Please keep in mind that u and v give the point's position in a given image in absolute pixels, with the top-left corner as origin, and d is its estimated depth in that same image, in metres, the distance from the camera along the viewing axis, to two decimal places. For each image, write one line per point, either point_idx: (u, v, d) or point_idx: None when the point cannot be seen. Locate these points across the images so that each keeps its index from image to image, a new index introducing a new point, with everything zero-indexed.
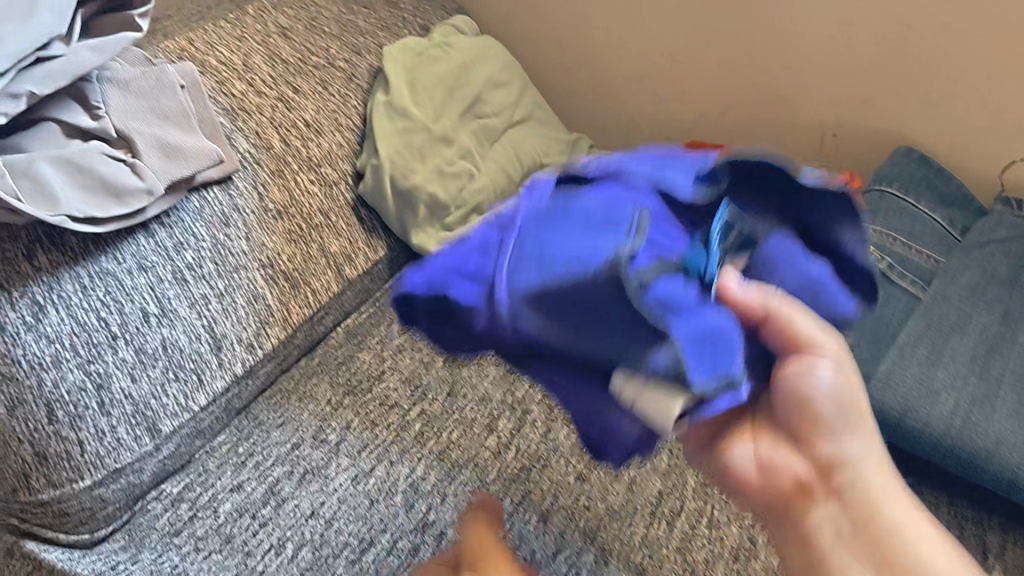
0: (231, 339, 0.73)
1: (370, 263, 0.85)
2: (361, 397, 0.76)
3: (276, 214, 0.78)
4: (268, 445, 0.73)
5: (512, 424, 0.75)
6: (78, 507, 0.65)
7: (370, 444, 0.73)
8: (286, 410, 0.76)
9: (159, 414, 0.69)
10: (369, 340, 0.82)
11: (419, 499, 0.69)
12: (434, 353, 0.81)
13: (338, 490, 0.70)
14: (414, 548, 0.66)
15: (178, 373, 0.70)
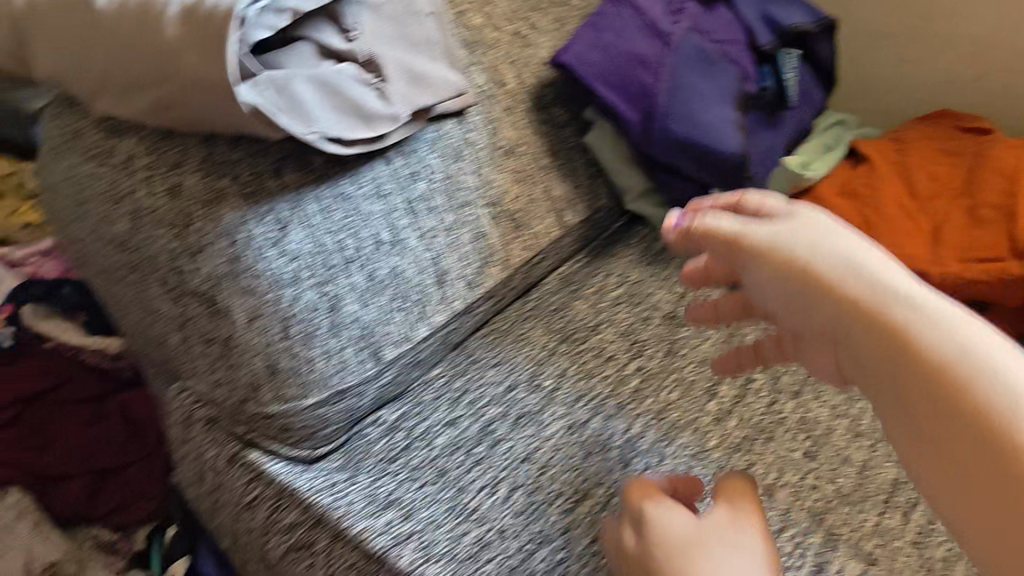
0: (455, 274, 0.72)
1: (592, 209, 0.82)
2: (577, 345, 0.74)
3: (505, 152, 0.76)
4: (483, 385, 0.72)
5: (734, 391, 0.71)
6: (302, 424, 0.66)
7: (586, 395, 0.71)
8: (501, 350, 0.74)
9: (382, 342, 0.69)
10: (585, 289, 0.79)
11: (635, 457, 0.67)
12: (653, 309, 0.77)
13: (552, 438, 0.68)
14: (630, 506, 0.64)
15: (403, 302, 0.70)
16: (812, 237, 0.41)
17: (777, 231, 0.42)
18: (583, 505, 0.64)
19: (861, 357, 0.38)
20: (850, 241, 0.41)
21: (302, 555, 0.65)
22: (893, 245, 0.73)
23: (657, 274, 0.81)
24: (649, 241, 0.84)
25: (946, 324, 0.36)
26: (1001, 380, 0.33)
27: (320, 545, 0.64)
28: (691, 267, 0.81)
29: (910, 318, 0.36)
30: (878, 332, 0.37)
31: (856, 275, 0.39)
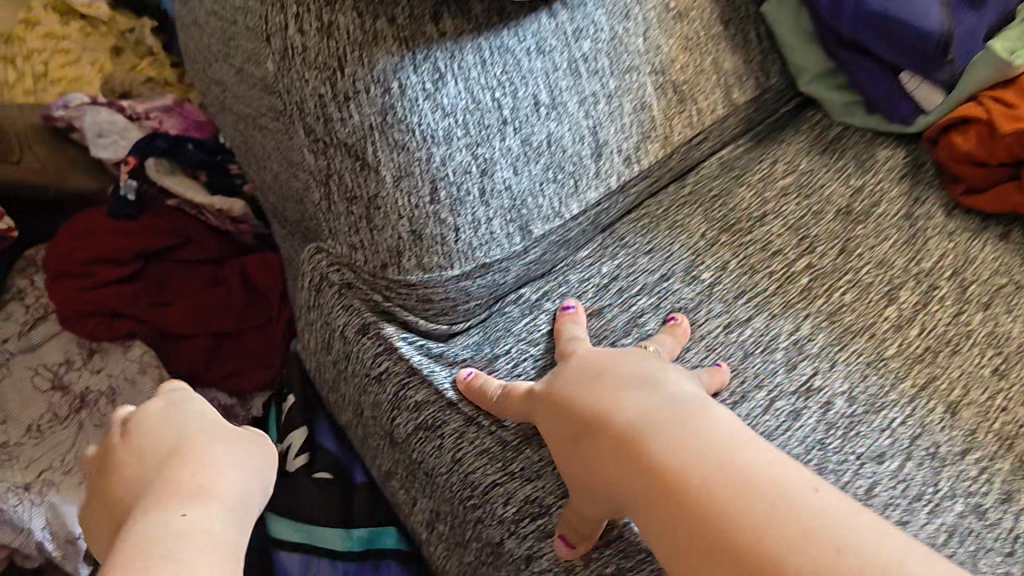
0: (613, 147, 0.66)
1: (761, 89, 0.74)
2: (740, 237, 0.67)
3: (676, 15, 0.68)
4: (635, 272, 0.65)
5: (917, 299, 0.64)
6: (443, 296, 0.62)
7: (750, 290, 0.64)
8: (654, 236, 0.68)
9: (532, 215, 0.63)
10: (749, 176, 0.72)
11: (803, 361, 0.60)
12: (825, 203, 0.70)
13: (706, 338, 0.62)
14: (796, 413, 0.58)
15: (557, 174, 0.63)
16: (658, 408, 0.50)
17: (706, 419, 0.49)
18: (742, 406, 0.58)
19: (684, 529, 0.44)
20: (750, 448, 0.46)
21: (429, 437, 0.63)
22: None
23: (829, 165, 0.73)
24: (821, 128, 0.76)
25: (839, 521, 0.41)
26: (791, 513, 0.42)
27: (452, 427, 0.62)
28: (869, 160, 0.73)
29: (774, 497, 0.42)
30: (725, 533, 0.42)
31: (762, 468, 0.45)
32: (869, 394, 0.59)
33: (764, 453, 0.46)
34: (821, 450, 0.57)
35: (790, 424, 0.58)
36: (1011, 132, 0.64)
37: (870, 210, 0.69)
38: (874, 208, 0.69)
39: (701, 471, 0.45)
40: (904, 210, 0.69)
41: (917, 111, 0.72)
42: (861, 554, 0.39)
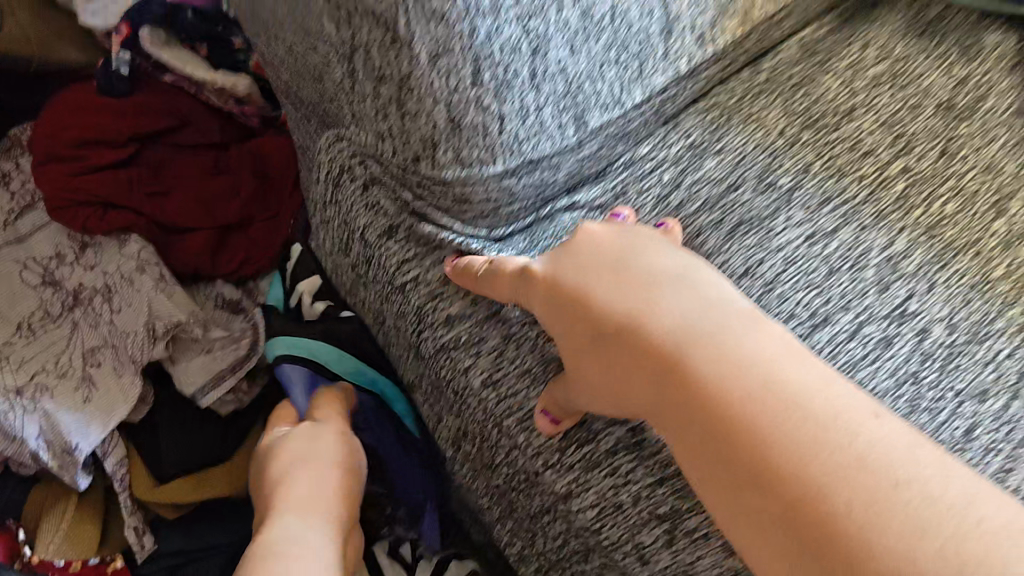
0: (686, 23, 0.56)
1: None
2: (824, 134, 0.58)
3: None
4: (701, 174, 0.57)
5: None
6: (483, 198, 0.54)
7: (835, 198, 0.55)
8: (725, 131, 0.58)
9: (589, 104, 0.54)
10: (835, 61, 0.62)
11: (896, 281, 0.52)
12: (924, 96, 0.60)
13: (785, 250, 0.54)
14: (887, 341, 0.51)
15: (620, 55, 0.54)
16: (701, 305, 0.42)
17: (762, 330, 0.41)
18: (823, 330, 0.51)
19: (720, 455, 0.37)
20: (805, 365, 0.38)
21: (460, 356, 0.55)
22: None
23: (930, 50, 0.63)
24: (917, 7, 0.66)
25: (898, 452, 0.34)
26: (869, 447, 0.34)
27: (489, 347, 0.54)
28: (975, 45, 0.63)
29: (859, 433, 0.35)
30: (771, 462, 0.35)
31: (836, 391, 0.37)
32: (972, 322, 0.51)
33: (820, 374, 0.38)
34: (914, 383, 0.50)
35: (880, 353, 0.50)
36: None
37: (976, 105, 0.60)
38: (981, 103, 0.60)
39: (746, 398, 0.37)
40: (1015, 105, 0.60)
41: None
42: (919, 489, 0.32)
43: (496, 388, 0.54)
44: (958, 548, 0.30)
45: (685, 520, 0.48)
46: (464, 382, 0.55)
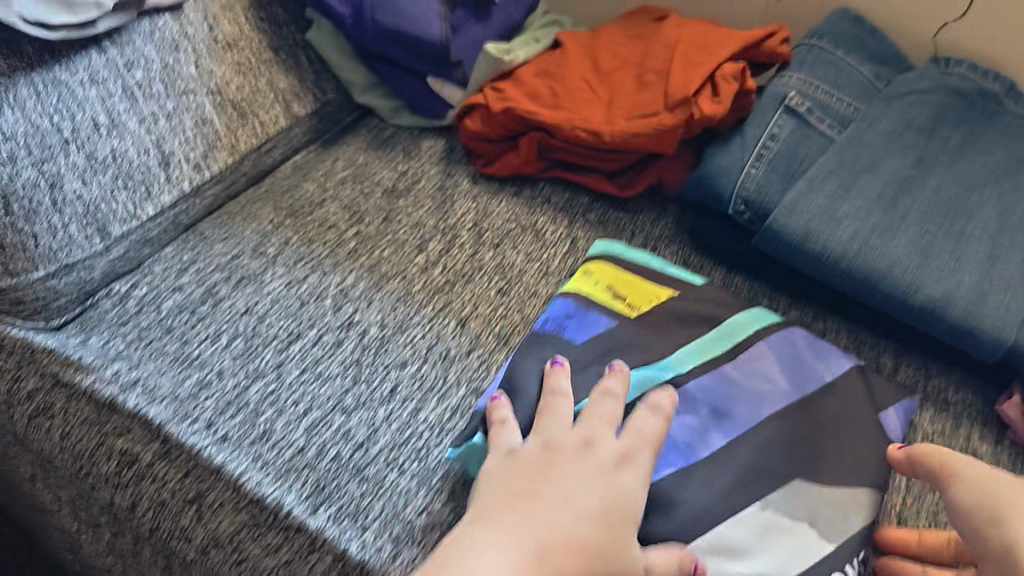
0: (179, 157, 0.79)
1: (318, 103, 0.90)
2: (301, 219, 0.82)
3: (225, 46, 0.83)
4: (210, 256, 0.78)
5: (441, 246, 0.81)
6: (32, 298, 0.70)
7: (305, 257, 0.78)
8: (230, 228, 0.81)
9: (108, 218, 0.74)
10: (314, 172, 0.87)
11: (346, 303, 0.75)
12: (375, 186, 0.86)
13: (271, 294, 0.75)
14: (337, 342, 0.73)
15: (127, 182, 0.75)
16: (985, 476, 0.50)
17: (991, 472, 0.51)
18: (296, 344, 0.72)
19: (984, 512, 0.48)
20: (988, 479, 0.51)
21: (40, 422, 0.69)
22: (578, 112, 0.83)
23: (383, 157, 0.89)
24: (376, 131, 0.93)
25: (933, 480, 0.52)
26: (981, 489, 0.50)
27: (58, 406, 0.69)
28: (414, 150, 0.90)
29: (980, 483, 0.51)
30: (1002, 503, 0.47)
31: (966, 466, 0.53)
32: (396, 320, 0.75)
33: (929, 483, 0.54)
34: (356, 367, 0.71)
35: (332, 351, 0.72)
36: (500, 110, 0.83)
37: (411, 187, 0.86)
38: (415, 185, 0.86)
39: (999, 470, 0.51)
40: (437, 183, 0.87)
41: (445, 106, 0.91)
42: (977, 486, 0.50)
43: (68, 438, 0.69)
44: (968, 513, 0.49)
45: (206, 496, 0.65)
46: (44, 440, 0.70)
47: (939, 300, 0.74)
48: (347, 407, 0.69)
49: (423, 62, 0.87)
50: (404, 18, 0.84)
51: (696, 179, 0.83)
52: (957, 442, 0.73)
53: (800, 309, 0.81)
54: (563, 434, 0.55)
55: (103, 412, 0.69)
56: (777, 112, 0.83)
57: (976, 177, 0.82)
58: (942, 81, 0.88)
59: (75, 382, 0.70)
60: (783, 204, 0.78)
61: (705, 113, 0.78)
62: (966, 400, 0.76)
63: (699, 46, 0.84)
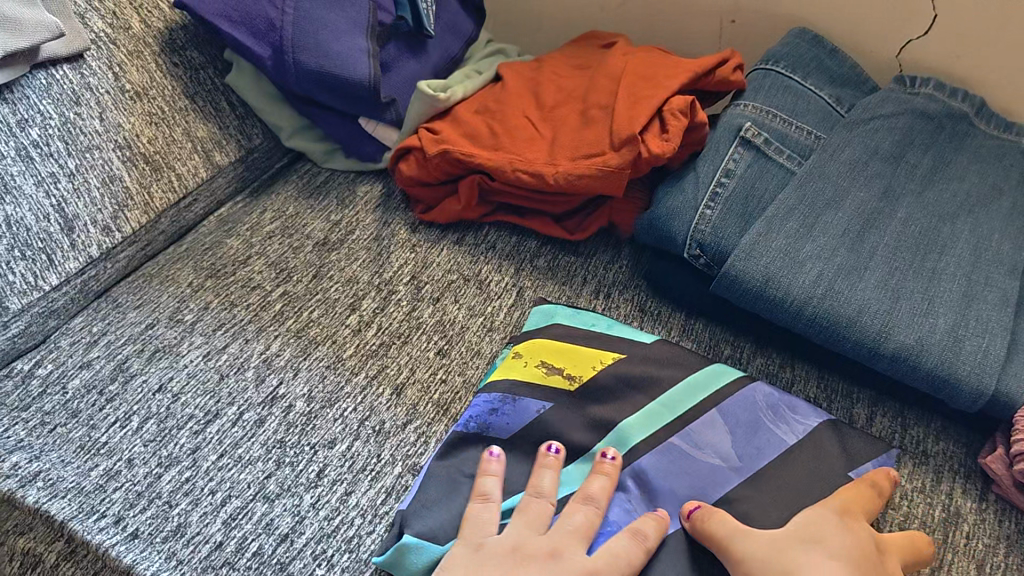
0: (84, 220, 0.72)
1: (243, 150, 0.83)
2: (223, 280, 0.75)
3: (134, 95, 0.76)
4: (122, 326, 0.72)
5: (376, 304, 0.75)
6: None
7: (227, 323, 0.72)
8: (145, 292, 0.75)
9: (5, 294, 0.67)
10: (239, 227, 0.81)
11: (270, 374, 0.69)
12: (305, 238, 0.80)
13: (188, 366, 0.69)
14: (260, 420, 0.66)
15: (24, 252, 0.69)
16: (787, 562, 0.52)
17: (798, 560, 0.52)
18: (213, 424, 0.66)
19: None
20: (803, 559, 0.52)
21: None
22: (518, 152, 0.77)
23: (315, 206, 0.83)
24: (309, 176, 0.87)
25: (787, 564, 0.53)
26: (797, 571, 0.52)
27: None
28: (349, 196, 0.84)
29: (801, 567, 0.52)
30: None
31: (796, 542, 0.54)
32: (325, 392, 0.68)
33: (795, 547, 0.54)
34: (281, 447, 0.65)
35: (253, 431, 0.66)
36: (435, 153, 0.78)
37: (344, 238, 0.80)
38: (349, 236, 0.80)
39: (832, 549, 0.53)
40: (373, 233, 0.81)
41: (380, 149, 0.85)
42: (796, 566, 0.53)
43: None
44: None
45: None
46: None
47: (913, 347, 0.68)
48: (270, 494, 0.63)
49: (350, 105, 0.81)
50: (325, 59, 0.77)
51: (648, 220, 0.77)
52: (939, 501, 0.67)
53: (767, 358, 0.76)
54: (534, 539, 0.54)
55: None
56: (734, 145, 0.78)
57: (946, 208, 0.77)
58: (906, 104, 0.83)
59: None
60: (741, 247, 0.73)
61: (654, 152, 0.72)
62: (947, 451, 0.71)
63: (646, 77, 0.78)
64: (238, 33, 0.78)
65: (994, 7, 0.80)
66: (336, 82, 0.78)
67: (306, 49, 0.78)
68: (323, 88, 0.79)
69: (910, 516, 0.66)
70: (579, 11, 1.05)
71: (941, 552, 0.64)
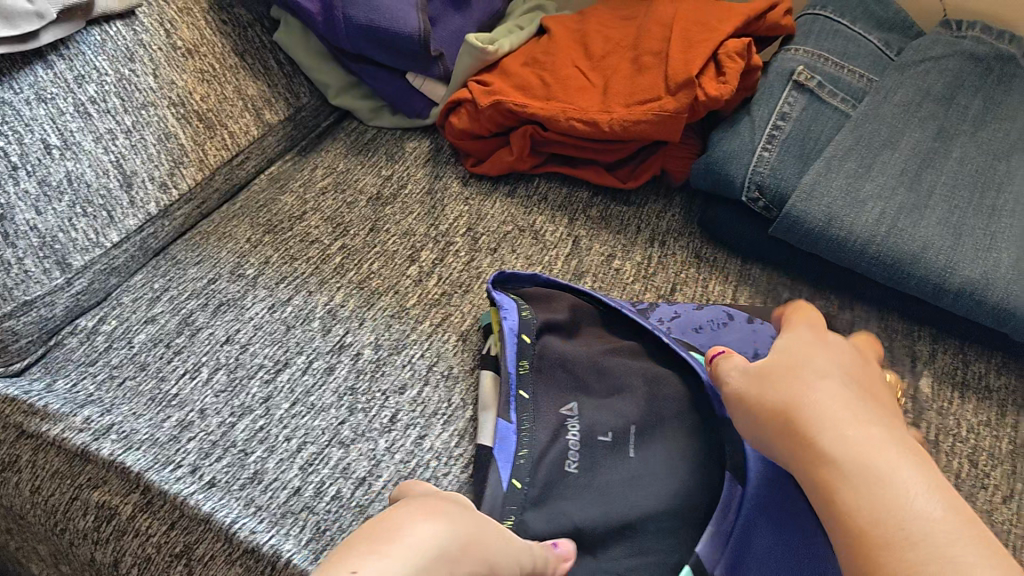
0: (142, 176, 0.72)
1: (291, 109, 0.84)
2: (281, 235, 0.76)
3: (185, 52, 0.76)
4: (183, 282, 0.72)
5: (434, 255, 0.75)
6: None
7: (287, 277, 0.72)
8: (204, 249, 0.75)
9: (68, 250, 0.67)
10: (292, 183, 0.81)
11: (336, 324, 0.69)
12: (359, 194, 0.80)
13: (254, 319, 0.69)
14: (329, 368, 0.66)
15: (85, 208, 0.68)
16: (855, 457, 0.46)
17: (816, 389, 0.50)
18: (283, 373, 0.66)
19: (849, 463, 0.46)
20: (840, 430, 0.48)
21: (7, 476, 0.62)
22: (570, 101, 0.77)
23: (364, 162, 0.83)
24: (357, 134, 0.87)
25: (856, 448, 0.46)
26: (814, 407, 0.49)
27: (25, 458, 0.62)
28: (398, 152, 0.84)
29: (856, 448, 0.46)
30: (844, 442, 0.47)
31: (842, 443, 0.47)
32: (391, 339, 0.68)
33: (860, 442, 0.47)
34: (352, 394, 0.65)
35: (324, 379, 0.66)
36: (487, 104, 0.77)
37: (397, 193, 0.80)
38: (402, 190, 0.80)
39: (852, 421, 0.48)
40: (425, 187, 0.81)
41: (427, 104, 0.84)
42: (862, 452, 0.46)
43: (38, 495, 0.61)
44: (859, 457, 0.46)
45: (195, 549, 0.57)
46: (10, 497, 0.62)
47: (978, 282, 0.68)
48: (345, 440, 0.63)
49: (400, 61, 0.80)
50: (373, 17, 0.77)
51: (702, 165, 0.77)
52: (1005, 433, 0.67)
53: (826, 300, 0.76)
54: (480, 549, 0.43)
55: (76, 463, 0.61)
56: (787, 89, 0.78)
57: (1003, 146, 0.76)
58: (956, 46, 0.83)
59: (45, 434, 0.62)
60: (802, 188, 0.73)
61: (710, 95, 0.73)
62: (1009, 385, 0.71)
63: (697, 22, 0.78)
64: None
65: None
66: (385, 37, 0.78)
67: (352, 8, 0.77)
68: (372, 44, 0.79)
69: (977, 449, 0.66)
70: None
71: (1010, 481, 0.64)
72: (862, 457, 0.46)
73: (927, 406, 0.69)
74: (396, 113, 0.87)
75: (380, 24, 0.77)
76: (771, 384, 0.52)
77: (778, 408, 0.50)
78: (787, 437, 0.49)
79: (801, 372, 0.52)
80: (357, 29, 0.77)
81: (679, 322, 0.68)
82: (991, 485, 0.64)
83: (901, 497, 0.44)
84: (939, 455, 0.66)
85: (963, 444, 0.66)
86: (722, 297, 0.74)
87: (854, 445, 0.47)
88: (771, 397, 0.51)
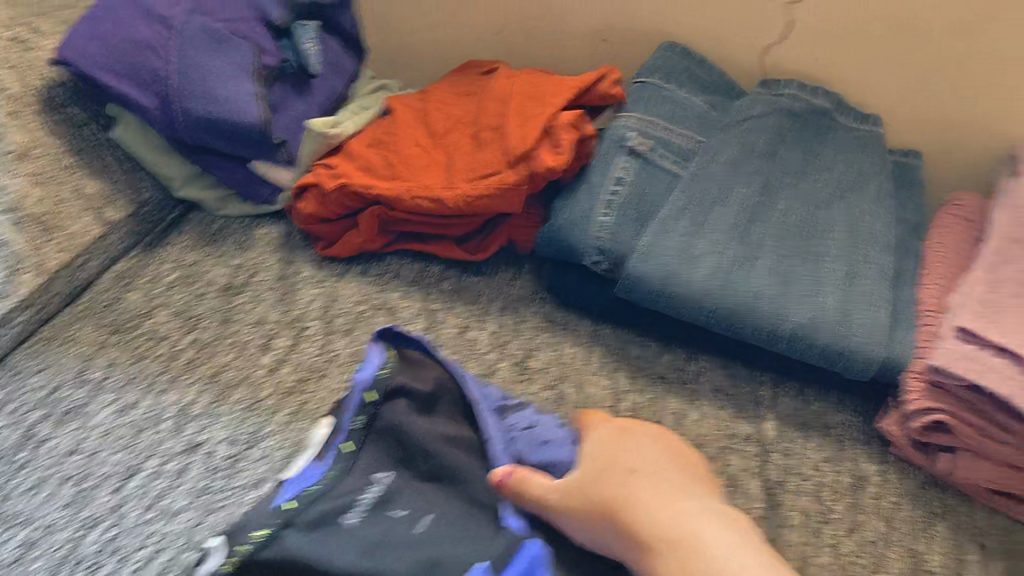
0: None
1: (134, 204, 0.83)
2: (128, 335, 0.74)
3: (16, 156, 0.75)
4: (24, 392, 0.70)
5: (288, 342, 0.75)
6: None
7: (135, 378, 0.71)
8: (45, 356, 0.73)
9: None
10: (139, 281, 0.80)
11: (187, 422, 0.68)
12: (209, 286, 0.79)
13: (100, 424, 0.68)
14: (182, 469, 0.65)
15: None
16: (667, 519, 0.53)
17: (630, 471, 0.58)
18: (133, 480, 0.64)
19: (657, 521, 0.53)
20: (650, 500, 0.55)
21: None
22: (416, 179, 0.79)
23: (214, 253, 0.83)
24: (207, 224, 0.87)
25: (662, 509, 0.54)
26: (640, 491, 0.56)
27: None
28: (249, 241, 0.84)
29: (665, 513, 0.54)
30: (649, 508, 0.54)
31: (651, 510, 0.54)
32: (245, 433, 0.67)
33: (662, 504, 0.55)
34: (207, 493, 0.63)
35: (176, 481, 0.64)
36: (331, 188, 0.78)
37: (248, 281, 0.80)
38: (253, 279, 0.80)
39: (653, 496, 0.55)
40: (277, 274, 0.81)
41: (274, 190, 0.85)
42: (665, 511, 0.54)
43: None
44: (663, 517, 0.53)
45: None
46: None
47: (808, 326, 0.72)
48: (199, 543, 0.60)
49: (241, 150, 0.80)
50: (210, 108, 0.77)
51: (546, 236, 0.79)
52: (845, 467, 0.71)
53: (674, 352, 0.79)
54: None
55: None
56: (621, 155, 0.82)
57: (823, 195, 0.82)
58: (774, 104, 0.89)
59: None
60: (639, 250, 0.75)
61: (548, 166, 0.74)
62: (846, 421, 0.75)
63: (533, 97, 0.81)
64: (123, 86, 0.77)
65: (841, 9, 0.88)
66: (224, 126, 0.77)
67: (189, 100, 0.77)
68: (211, 135, 0.78)
69: (820, 485, 0.70)
70: (461, 45, 1.09)
71: (850, 514, 0.68)
72: (668, 513, 0.54)
73: (772, 447, 0.72)
74: (245, 202, 0.87)
75: (218, 114, 0.77)
76: (597, 486, 0.57)
77: (602, 493, 0.56)
78: (602, 514, 0.55)
79: (622, 468, 0.59)
80: (195, 120, 0.77)
81: (531, 433, 0.66)
82: (834, 520, 0.67)
83: (700, 542, 0.51)
84: (786, 495, 0.68)
85: (808, 481, 0.70)
86: (574, 359, 0.77)
87: (656, 511, 0.54)
88: (602, 494, 0.56)
